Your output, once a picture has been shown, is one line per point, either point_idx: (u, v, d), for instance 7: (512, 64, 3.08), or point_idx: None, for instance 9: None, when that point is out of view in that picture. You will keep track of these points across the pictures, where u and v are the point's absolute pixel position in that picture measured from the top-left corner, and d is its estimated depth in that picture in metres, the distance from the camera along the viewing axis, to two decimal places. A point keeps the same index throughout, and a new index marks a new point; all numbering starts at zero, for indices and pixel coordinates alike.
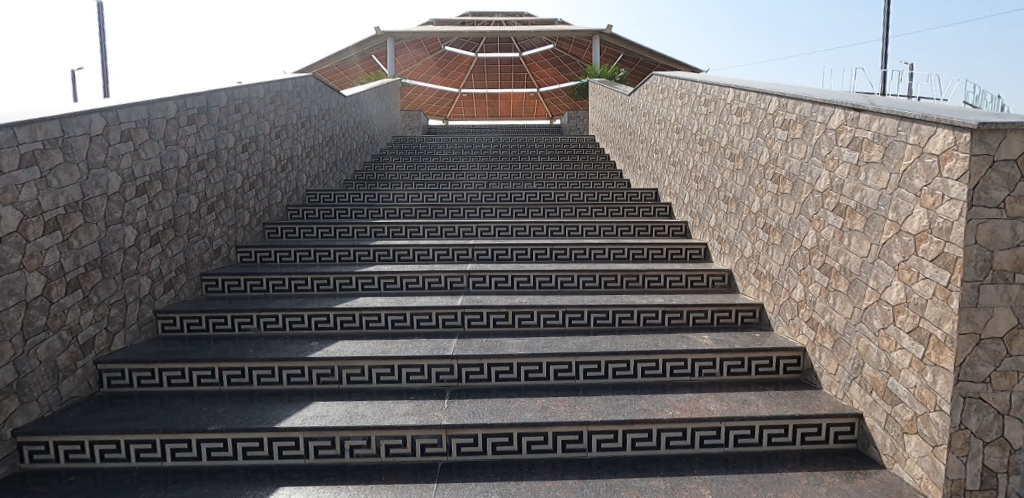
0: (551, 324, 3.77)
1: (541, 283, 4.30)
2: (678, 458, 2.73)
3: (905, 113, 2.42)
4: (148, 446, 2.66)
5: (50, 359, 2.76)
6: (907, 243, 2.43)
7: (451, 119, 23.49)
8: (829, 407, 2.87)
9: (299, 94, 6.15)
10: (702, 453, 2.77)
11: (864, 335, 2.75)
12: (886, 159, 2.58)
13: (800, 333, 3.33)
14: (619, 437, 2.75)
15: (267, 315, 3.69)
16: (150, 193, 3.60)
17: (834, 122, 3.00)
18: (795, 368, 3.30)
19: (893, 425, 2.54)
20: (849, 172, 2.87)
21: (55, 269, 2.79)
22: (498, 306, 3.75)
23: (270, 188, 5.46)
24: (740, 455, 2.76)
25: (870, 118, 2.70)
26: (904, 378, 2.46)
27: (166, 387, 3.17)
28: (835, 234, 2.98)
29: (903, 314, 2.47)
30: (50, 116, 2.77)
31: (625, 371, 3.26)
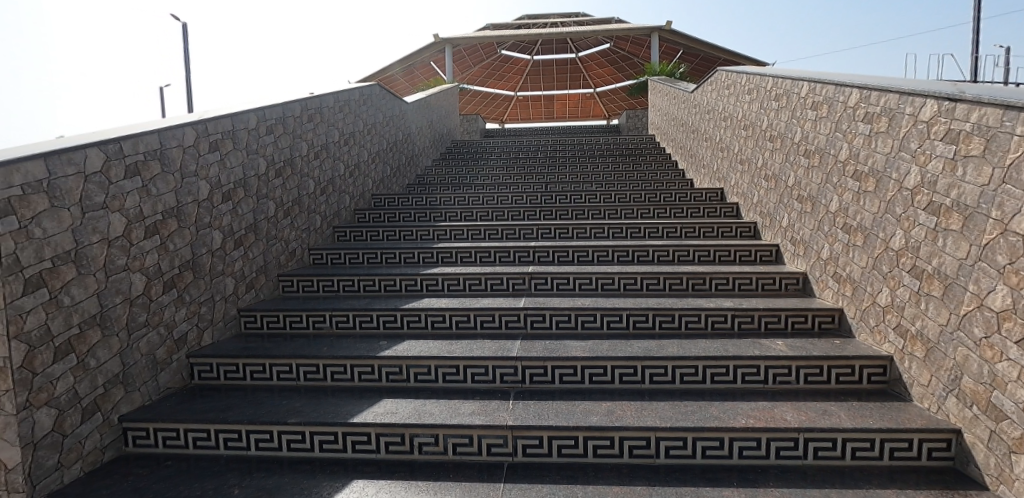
0: (640, 327, 3.70)
1: (627, 286, 4.24)
2: (751, 469, 2.60)
3: (1012, 102, 2.22)
4: (234, 436, 2.76)
5: (150, 353, 3.02)
6: (1016, 244, 2.22)
7: (507, 122, 23.78)
8: (921, 422, 2.66)
9: (365, 103, 6.39)
10: (778, 465, 2.63)
11: (961, 344, 2.53)
12: (988, 152, 2.37)
13: (887, 340, 3.11)
14: (725, 445, 2.64)
15: (362, 314, 3.82)
16: (234, 199, 3.85)
17: (925, 114, 2.78)
18: (881, 378, 3.08)
19: (998, 443, 2.32)
20: (944, 167, 2.65)
21: (154, 270, 3.06)
22: (587, 308, 3.72)
23: (339, 193, 5.70)
24: (820, 468, 2.60)
25: (968, 109, 2.49)
26: (1012, 392, 2.23)
27: (249, 381, 3.32)
28: (928, 235, 2.77)
29: (1009, 322, 2.25)
30: (150, 130, 3.05)
31: (723, 376, 3.15)
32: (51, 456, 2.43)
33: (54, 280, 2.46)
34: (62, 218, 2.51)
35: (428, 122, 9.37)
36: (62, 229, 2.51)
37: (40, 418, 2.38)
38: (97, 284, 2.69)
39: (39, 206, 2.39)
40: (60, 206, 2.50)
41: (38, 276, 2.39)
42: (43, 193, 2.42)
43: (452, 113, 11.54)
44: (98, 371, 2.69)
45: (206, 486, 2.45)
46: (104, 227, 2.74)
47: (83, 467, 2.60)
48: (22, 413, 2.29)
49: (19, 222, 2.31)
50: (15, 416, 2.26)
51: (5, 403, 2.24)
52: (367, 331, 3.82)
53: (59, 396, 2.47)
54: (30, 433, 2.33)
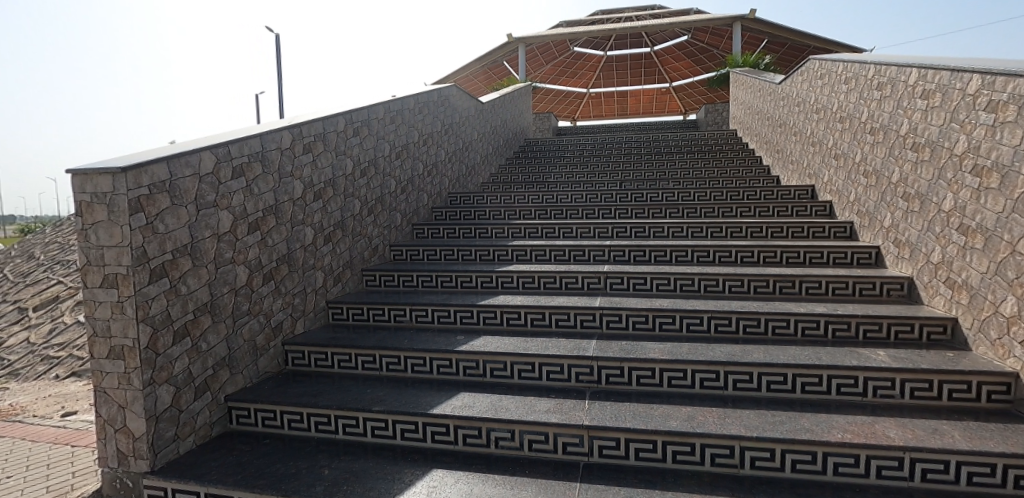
0: (721, 331, 3.55)
1: (707, 287, 4.08)
2: (848, 488, 2.42)
3: None
4: (324, 419, 2.93)
5: (251, 339, 3.28)
6: None
7: (579, 119, 23.58)
8: None
9: (442, 104, 6.57)
10: (879, 485, 2.43)
11: None
12: None
13: (1011, 355, 2.78)
14: (818, 460, 2.48)
15: (441, 309, 3.93)
16: (324, 198, 4.08)
17: None
18: (1003, 397, 2.76)
19: None
20: None
21: (255, 263, 3.32)
22: (665, 309, 3.62)
23: (418, 192, 5.90)
24: (929, 492, 2.38)
25: None
26: None
27: (337, 369, 3.51)
28: None
29: None
30: (253, 135, 3.31)
31: (815, 386, 2.95)
32: (169, 429, 2.72)
33: (173, 271, 2.74)
34: (181, 215, 2.79)
35: (502, 121, 9.48)
36: (181, 225, 2.79)
37: (161, 393, 2.68)
38: (208, 275, 2.96)
39: (162, 205, 2.68)
40: (179, 205, 2.78)
41: (161, 267, 2.67)
42: (165, 192, 2.70)
43: (525, 112, 11.61)
44: (208, 354, 2.96)
45: (300, 465, 2.63)
46: (214, 223, 3.01)
47: (195, 440, 2.88)
48: (148, 388, 2.61)
49: (146, 218, 2.59)
50: (144, 390, 2.59)
51: (134, 378, 2.58)
52: (444, 326, 3.93)
53: (176, 375, 2.76)
54: (154, 406, 2.64)
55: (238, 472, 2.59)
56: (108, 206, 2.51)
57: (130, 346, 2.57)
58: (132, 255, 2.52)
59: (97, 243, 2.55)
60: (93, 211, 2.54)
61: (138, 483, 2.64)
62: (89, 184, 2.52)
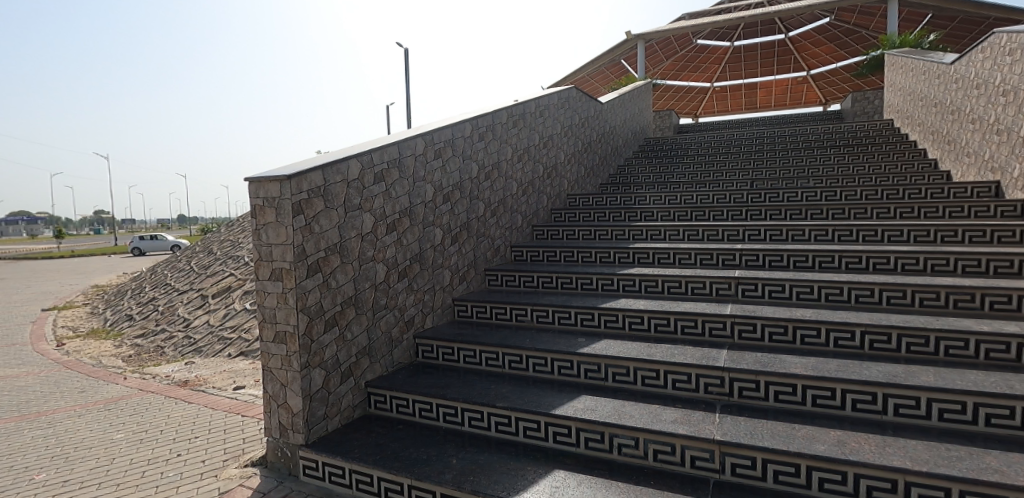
0: (877, 348, 3.14)
1: (859, 298, 3.63)
2: None
3: None
4: (452, 411, 3.08)
5: (388, 331, 3.55)
6: None
7: (702, 116, 22.36)
8: None
9: (562, 106, 6.59)
10: None
11: None
12: None
13: None
14: None
15: (561, 310, 3.94)
16: (452, 200, 4.29)
17: None
18: None
19: None
20: None
21: (392, 261, 3.59)
22: (808, 321, 3.29)
23: (538, 193, 5.98)
24: None
25: None
26: None
27: (463, 363, 3.67)
28: None
29: None
30: (392, 142, 3.58)
31: (1004, 419, 2.50)
32: (320, 408, 3.04)
33: (325, 266, 3.06)
34: (332, 216, 3.11)
35: (622, 121, 9.26)
36: (332, 225, 3.10)
37: (315, 375, 3.00)
38: (353, 271, 3.26)
39: (317, 208, 3.00)
40: (331, 207, 3.10)
41: (316, 263, 3.00)
42: (321, 197, 3.02)
43: (645, 110, 11.25)
44: (352, 342, 3.26)
45: (430, 452, 2.79)
46: (359, 224, 3.31)
47: (341, 420, 3.18)
48: (305, 371, 2.94)
49: (305, 220, 2.92)
50: (301, 372, 2.92)
51: (294, 361, 2.93)
52: (565, 327, 3.94)
53: (326, 360, 3.08)
54: (309, 386, 2.97)
55: (377, 452, 2.82)
56: (276, 209, 2.87)
57: (291, 332, 2.92)
58: (294, 252, 2.86)
59: (267, 241, 2.93)
60: (264, 214, 2.93)
61: (295, 453, 3.00)
62: (262, 190, 2.90)
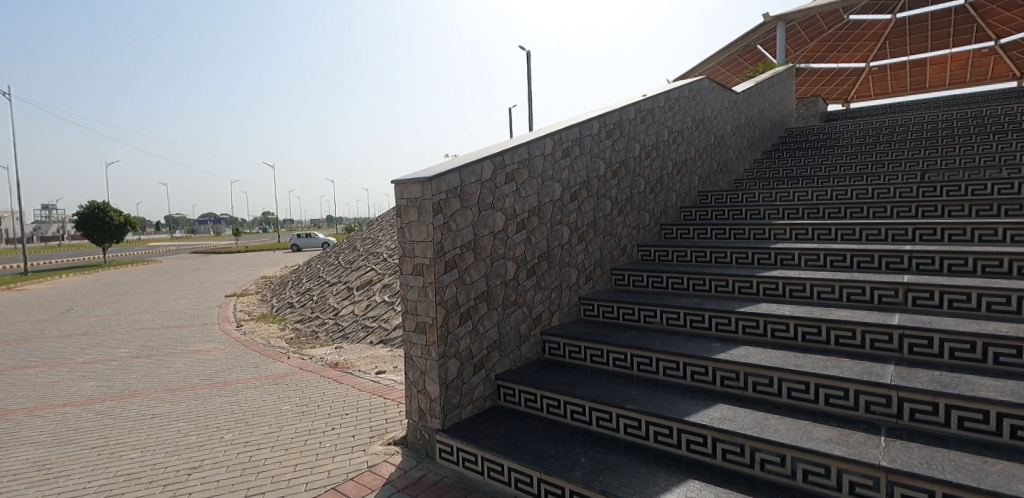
0: None
1: None
2: None
3: None
4: (580, 410, 3.08)
5: (517, 327, 3.65)
6: None
7: (855, 101, 19.92)
8: None
9: (693, 98, 6.26)
10: None
11: None
12: None
13: None
14: None
15: (694, 313, 3.74)
16: (580, 199, 4.28)
17: None
18: None
19: None
20: None
21: (521, 258, 3.68)
22: (1004, 337, 2.77)
23: (666, 191, 5.74)
24: None
25: None
26: None
27: (589, 363, 3.64)
28: None
29: None
30: (523, 143, 3.67)
31: None
32: (455, 396, 3.22)
33: (461, 262, 3.23)
34: (467, 216, 3.27)
35: (759, 111, 8.56)
36: (467, 224, 3.26)
37: (450, 365, 3.18)
38: (486, 268, 3.40)
39: (454, 207, 3.18)
40: (466, 207, 3.26)
41: (453, 259, 3.17)
42: (457, 197, 3.20)
43: (787, 98, 10.28)
44: (484, 336, 3.41)
45: (559, 448, 2.82)
46: (491, 223, 3.44)
47: (473, 409, 3.34)
48: (442, 360, 3.14)
49: (444, 219, 3.11)
50: (439, 361, 3.12)
51: (432, 350, 3.13)
52: (697, 331, 3.73)
53: (461, 351, 3.25)
54: (445, 375, 3.15)
55: (508, 443, 2.91)
56: (418, 209, 3.10)
57: (430, 323, 3.13)
58: (434, 249, 3.06)
59: (410, 238, 3.17)
60: (408, 214, 3.18)
61: (433, 436, 3.21)
62: (406, 192, 3.14)
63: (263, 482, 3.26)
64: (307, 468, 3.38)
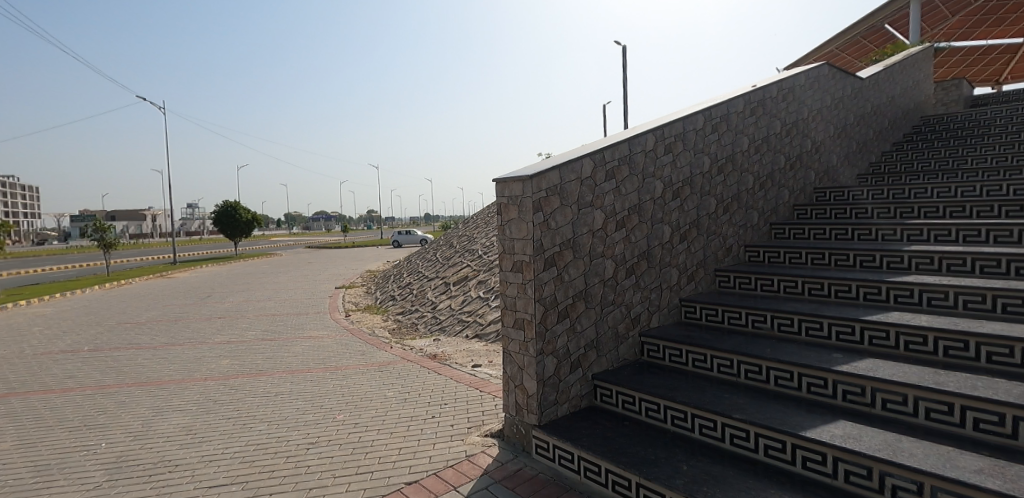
0: None
1: None
2: None
3: None
4: (681, 415, 2.95)
5: (614, 327, 3.58)
6: None
7: (1009, 83, 17.30)
8: None
9: (810, 87, 5.76)
10: None
11: None
12: None
13: None
14: None
15: (810, 320, 3.43)
16: (683, 197, 4.10)
17: None
18: None
19: None
20: None
21: (620, 257, 3.61)
22: None
23: (778, 188, 5.34)
24: None
25: None
26: None
27: (690, 367, 3.47)
28: None
29: None
30: (623, 139, 3.59)
31: None
32: (551, 393, 3.23)
33: (559, 260, 3.23)
34: (567, 213, 3.26)
35: (889, 97, 7.69)
36: (567, 222, 3.26)
37: (548, 362, 3.20)
38: (584, 266, 3.38)
39: (554, 205, 3.19)
40: (566, 205, 3.26)
41: (552, 257, 3.19)
42: (557, 195, 3.20)
43: (923, 81, 9.16)
44: (581, 335, 3.38)
45: (659, 454, 2.73)
46: (590, 221, 3.41)
47: (569, 407, 3.33)
48: (539, 357, 3.16)
49: (543, 216, 3.14)
50: (536, 358, 3.14)
51: (530, 347, 3.16)
52: (814, 340, 3.42)
53: (558, 349, 3.25)
54: (542, 372, 3.17)
55: (604, 444, 2.87)
56: (519, 207, 3.16)
57: (528, 319, 3.16)
58: (534, 246, 3.09)
59: (510, 235, 3.24)
60: (508, 211, 3.25)
61: (529, 431, 3.24)
62: (507, 190, 3.22)
63: (371, 462, 3.48)
64: (410, 453, 3.56)
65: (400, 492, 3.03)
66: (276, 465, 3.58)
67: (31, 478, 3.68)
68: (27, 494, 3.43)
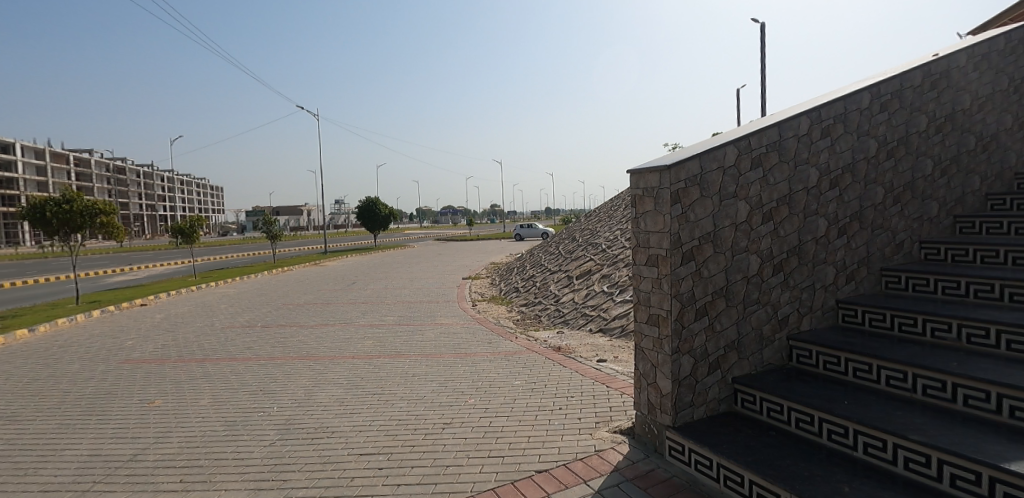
0: None
1: None
2: None
3: None
4: (841, 431, 2.63)
5: (758, 328, 3.31)
6: None
7: None
8: None
9: (1012, 51, 4.78)
10: None
11: None
12: None
13: None
14: None
15: (1013, 332, 2.84)
16: (842, 186, 3.65)
17: None
18: None
19: None
20: None
21: (766, 253, 3.32)
22: None
23: (965, 173, 4.51)
24: None
25: None
26: None
27: (850, 378, 3.07)
28: None
29: None
30: (772, 124, 3.29)
31: None
32: (687, 394, 3.07)
33: (698, 255, 3.05)
34: (707, 205, 3.08)
35: None
36: (707, 214, 3.07)
37: (684, 361, 3.05)
38: (725, 261, 3.16)
39: (694, 196, 3.03)
40: (707, 196, 3.08)
41: (690, 251, 3.02)
42: (697, 185, 3.03)
43: None
44: (721, 334, 3.17)
45: (813, 471, 2.47)
46: (733, 213, 3.18)
47: (706, 411, 3.15)
48: (675, 356, 3.02)
49: (682, 208, 2.99)
50: (671, 356, 3.01)
51: (665, 344, 3.03)
52: (1018, 356, 2.83)
53: (696, 348, 3.09)
54: (678, 371, 3.03)
55: (748, 454, 2.66)
56: (655, 198, 3.05)
57: (663, 316, 3.04)
58: (671, 239, 2.96)
59: (645, 228, 3.14)
60: (644, 203, 3.15)
61: (663, 432, 3.12)
62: (643, 181, 3.12)
63: (502, 446, 3.60)
64: (539, 442, 3.62)
65: (530, 478, 3.10)
66: (415, 441, 3.85)
67: (222, 432, 4.35)
68: (221, 444, 4.07)
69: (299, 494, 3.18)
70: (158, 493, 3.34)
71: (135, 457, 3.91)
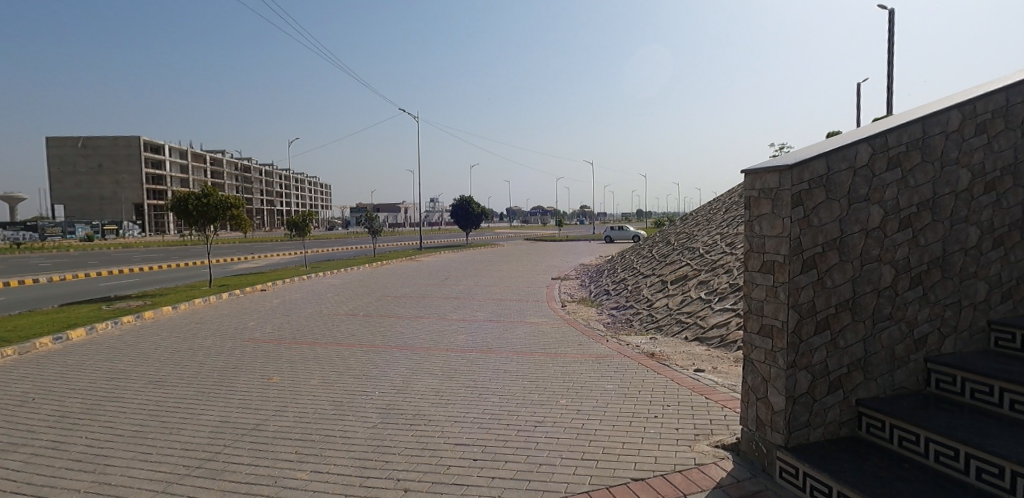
0: None
1: None
2: None
3: None
4: (994, 470, 2.26)
5: (890, 347, 2.98)
6: None
7: None
8: None
9: None
10: None
11: None
12: None
13: None
14: None
15: None
16: (1000, 190, 3.17)
17: None
18: None
19: None
20: None
21: (903, 264, 2.98)
22: None
23: None
24: None
25: None
26: None
27: (1006, 411, 2.61)
28: None
29: None
30: (915, 119, 2.94)
31: None
32: (803, 414, 2.84)
33: (822, 263, 2.80)
34: (834, 209, 2.82)
35: None
36: (833, 218, 2.82)
37: (801, 378, 2.82)
38: (853, 271, 2.88)
39: (819, 199, 2.79)
40: (833, 199, 2.82)
41: (812, 259, 2.79)
42: (822, 187, 2.79)
43: None
44: (845, 351, 2.90)
45: None
46: (863, 218, 2.89)
47: (824, 433, 2.89)
48: (790, 371, 2.80)
49: (805, 212, 2.76)
50: (786, 371, 2.79)
51: (779, 358, 2.82)
52: None
53: (814, 364, 2.84)
54: (793, 387, 2.81)
55: (876, 485, 2.38)
56: (773, 200, 2.85)
57: (778, 327, 2.83)
58: (790, 245, 2.74)
59: (761, 232, 2.94)
60: (760, 205, 2.95)
61: (773, 452, 2.91)
62: (759, 182, 2.93)
63: (595, 449, 3.55)
64: (635, 449, 3.51)
65: (625, 485, 3.02)
66: (508, 436, 3.90)
67: (330, 411, 4.67)
68: (330, 422, 4.38)
69: (399, 476, 3.34)
70: (276, 461, 3.66)
71: (257, 427, 4.31)
